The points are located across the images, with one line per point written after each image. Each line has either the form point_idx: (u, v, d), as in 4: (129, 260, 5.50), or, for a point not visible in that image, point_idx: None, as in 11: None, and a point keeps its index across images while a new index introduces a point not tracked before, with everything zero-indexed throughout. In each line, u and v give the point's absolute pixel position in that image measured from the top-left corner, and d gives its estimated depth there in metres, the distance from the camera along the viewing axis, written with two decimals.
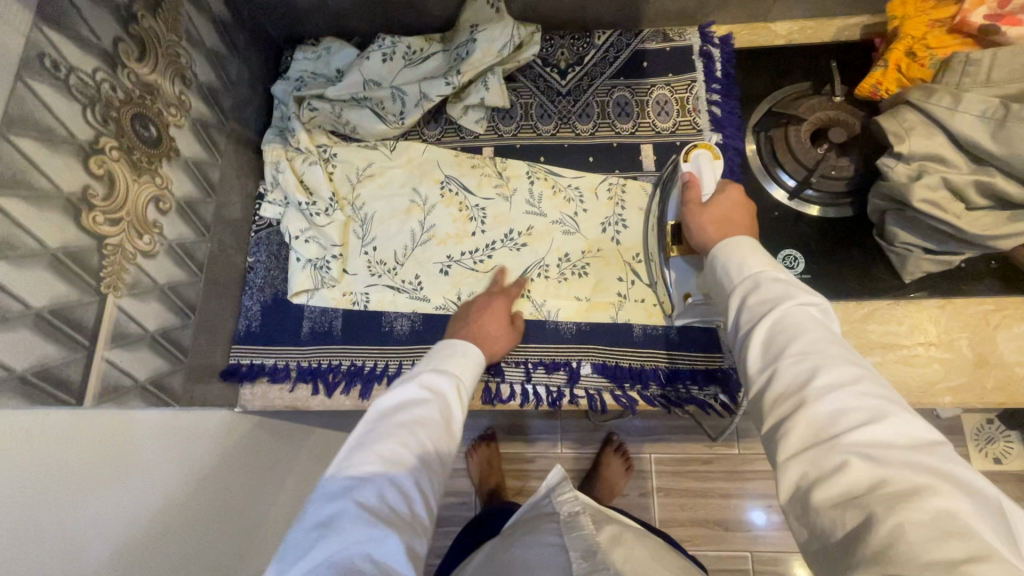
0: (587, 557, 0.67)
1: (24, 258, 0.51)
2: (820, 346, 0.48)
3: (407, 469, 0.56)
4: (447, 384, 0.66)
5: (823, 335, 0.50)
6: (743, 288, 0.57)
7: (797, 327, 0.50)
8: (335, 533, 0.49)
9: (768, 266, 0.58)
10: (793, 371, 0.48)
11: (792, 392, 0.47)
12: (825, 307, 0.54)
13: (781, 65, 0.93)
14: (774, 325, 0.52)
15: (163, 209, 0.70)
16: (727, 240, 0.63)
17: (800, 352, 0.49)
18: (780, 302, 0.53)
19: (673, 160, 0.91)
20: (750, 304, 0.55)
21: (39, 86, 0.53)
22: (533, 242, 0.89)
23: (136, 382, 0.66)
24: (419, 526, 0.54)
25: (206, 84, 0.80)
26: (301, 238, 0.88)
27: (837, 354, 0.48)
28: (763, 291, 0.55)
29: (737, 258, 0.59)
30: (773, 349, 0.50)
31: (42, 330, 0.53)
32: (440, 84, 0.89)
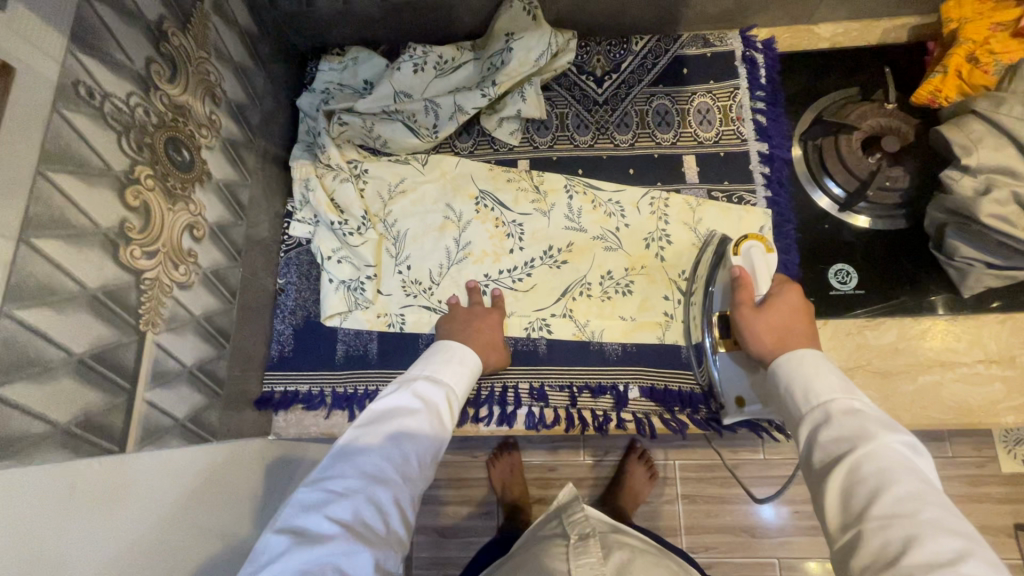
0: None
1: (63, 302, 0.48)
2: (911, 507, 0.42)
3: (389, 485, 0.52)
4: (439, 395, 0.63)
5: (917, 489, 0.43)
6: (812, 427, 0.52)
7: (881, 483, 0.44)
8: (305, 547, 0.46)
9: (840, 393, 0.52)
10: (880, 538, 0.41)
11: (881, 566, 0.40)
12: (914, 448, 0.47)
13: (827, 71, 0.89)
14: (853, 482, 0.45)
15: (197, 236, 0.67)
16: (801, 355, 0.57)
17: (885, 514, 0.42)
18: (860, 444, 0.47)
19: (717, 171, 0.87)
20: (823, 444, 0.49)
21: (73, 117, 0.50)
22: (574, 258, 0.85)
23: (176, 420, 0.63)
24: (395, 542, 0.50)
25: (235, 101, 0.77)
26: (334, 258, 0.85)
27: (934, 516, 0.41)
28: (835, 428, 0.49)
29: (807, 378, 0.54)
30: (854, 504, 0.44)
31: (84, 377, 0.50)
32: (475, 96, 0.85)
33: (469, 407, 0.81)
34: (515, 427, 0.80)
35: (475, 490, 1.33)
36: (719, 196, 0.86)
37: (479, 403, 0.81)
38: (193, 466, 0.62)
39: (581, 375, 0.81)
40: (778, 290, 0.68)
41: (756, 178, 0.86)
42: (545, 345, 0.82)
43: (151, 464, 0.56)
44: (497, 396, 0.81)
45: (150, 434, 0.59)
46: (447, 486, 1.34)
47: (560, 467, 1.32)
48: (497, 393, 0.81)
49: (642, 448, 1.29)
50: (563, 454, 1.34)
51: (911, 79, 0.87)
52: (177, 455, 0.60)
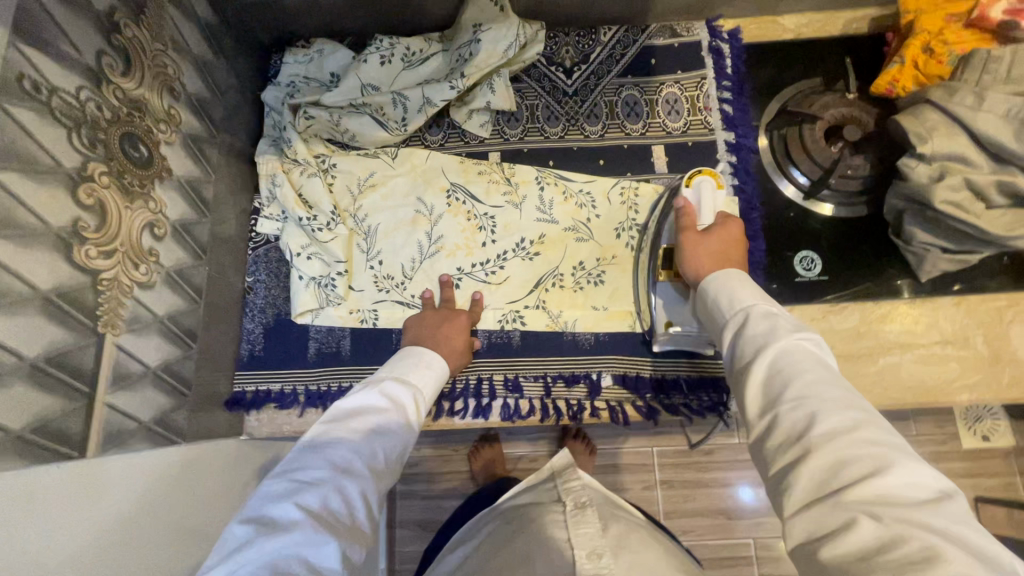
0: (591, 558, 0.65)
1: (14, 305, 0.47)
2: (821, 389, 0.45)
3: (358, 477, 0.52)
4: (407, 395, 0.63)
5: (823, 378, 0.46)
6: (737, 332, 0.55)
7: (798, 375, 0.47)
8: (269, 534, 0.44)
9: (762, 303, 0.56)
10: (793, 418, 0.44)
11: (794, 441, 0.43)
12: (823, 344, 0.51)
13: (791, 61, 0.91)
14: (774, 373, 0.48)
15: (158, 234, 0.66)
16: (730, 275, 0.62)
17: (798, 397, 0.45)
18: (778, 341, 0.50)
19: (685, 161, 0.88)
20: (745, 343, 0.53)
21: (18, 112, 0.48)
22: (546, 250, 0.86)
23: (141, 423, 0.62)
24: (363, 532, 0.50)
25: (195, 94, 0.75)
26: (303, 255, 0.84)
27: (845, 395, 0.45)
28: (756, 327, 0.53)
29: (733, 289, 0.59)
30: (773, 391, 0.47)
31: (39, 382, 0.49)
32: (443, 88, 0.84)
33: (445, 401, 0.81)
34: (490, 419, 0.81)
35: (456, 483, 1.33)
36: None
37: (455, 396, 0.81)
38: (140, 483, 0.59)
39: (555, 365, 0.81)
40: (722, 219, 0.72)
41: (724, 167, 0.87)
42: (519, 337, 0.83)
43: (107, 466, 0.55)
44: (472, 389, 0.81)
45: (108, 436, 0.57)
46: (427, 480, 1.34)
47: (540, 457, 1.34)
48: (472, 386, 0.81)
49: (574, 427, 1.32)
50: (542, 443, 1.36)
51: (871, 69, 0.89)
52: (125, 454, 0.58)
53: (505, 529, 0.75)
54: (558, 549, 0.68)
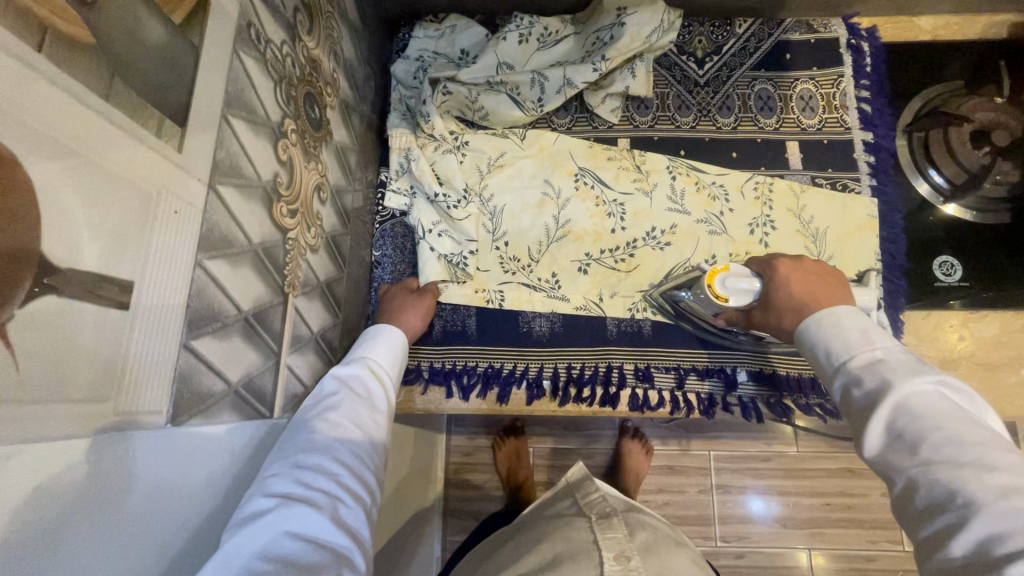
0: (620, 560, 0.63)
1: (237, 255, 0.46)
2: (955, 441, 0.42)
3: (324, 451, 0.50)
4: (353, 371, 0.60)
5: (956, 430, 0.42)
6: (843, 380, 0.51)
7: (926, 429, 0.43)
8: (248, 524, 0.42)
9: (864, 345, 0.52)
10: (931, 484, 0.41)
11: (937, 509, 0.40)
12: (946, 381, 0.47)
13: (931, 63, 0.89)
14: (901, 425, 0.45)
15: (323, 198, 0.65)
16: (834, 315, 0.55)
17: (929, 458, 0.42)
18: (891, 389, 0.46)
19: (820, 158, 0.87)
20: (857, 390, 0.49)
21: (245, 59, 0.47)
22: (678, 241, 0.84)
23: (305, 387, 0.61)
24: (354, 498, 0.48)
25: (348, 59, 0.74)
26: (434, 232, 0.82)
27: (979, 448, 0.41)
28: (872, 377, 0.49)
29: (830, 336, 0.54)
30: (899, 448, 0.44)
31: (248, 335, 0.48)
32: (586, 70, 0.82)
33: (573, 386, 0.80)
34: (618, 408, 0.80)
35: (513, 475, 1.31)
36: (824, 183, 0.86)
37: (583, 382, 0.80)
38: (208, 481, 0.42)
39: (688, 358, 0.80)
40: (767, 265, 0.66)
41: (862, 167, 0.85)
42: (649, 326, 0.82)
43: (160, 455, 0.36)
44: (601, 376, 0.80)
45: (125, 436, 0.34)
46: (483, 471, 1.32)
47: (596, 454, 1.33)
48: (602, 372, 0.80)
49: (633, 427, 1.31)
50: (601, 439, 1.35)
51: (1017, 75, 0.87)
52: (165, 456, 0.37)
53: (528, 538, 0.73)
54: (585, 549, 0.66)
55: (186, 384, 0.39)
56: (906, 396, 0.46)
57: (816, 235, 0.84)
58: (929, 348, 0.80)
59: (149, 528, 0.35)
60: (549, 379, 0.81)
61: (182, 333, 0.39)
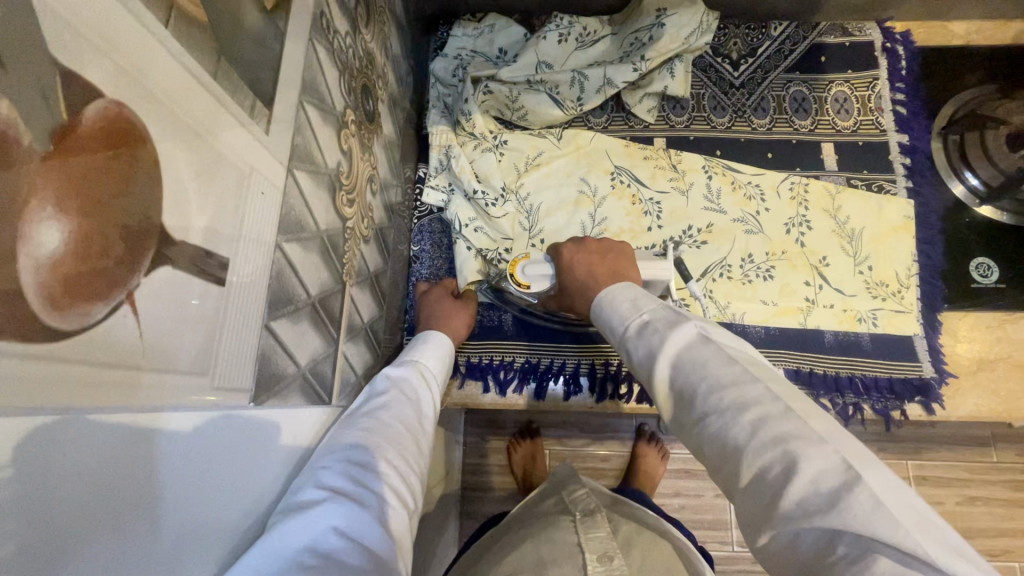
0: (603, 561, 0.63)
1: (308, 240, 0.46)
2: (714, 388, 0.44)
3: (378, 450, 0.47)
4: (401, 373, 0.59)
5: (716, 377, 0.45)
6: (627, 349, 0.53)
7: (697, 381, 0.46)
8: (297, 517, 0.38)
9: (633, 313, 0.54)
10: (711, 440, 0.43)
11: (721, 455, 0.43)
12: (705, 326, 0.50)
13: (965, 68, 0.90)
14: (681, 384, 0.47)
15: (373, 190, 0.65)
16: (610, 295, 0.57)
17: (702, 414, 0.44)
18: (664, 352, 0.49)
19: (856, 160, 0.87)
20: (640, 358, 0.51)
21: (319, 47, 0.48)
22: (714, 239, 0.85)
23: (356, 377, 0.61)
24: (399, 500, 0.44)
25: (394, 56, 0.75)
26: (471, 228, 0.83)
27: (732, 389, 0.43)
28: (646, 343, 0.51)
29: (617, 307, 0.56)
30: (687, 409, 0.46)
31: (314, 321, 0.48)
32: (626, 70, 0.83)
33: (609, 382, 0.80)
34: (655, 405, 0.80)
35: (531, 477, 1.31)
36: (859, 184, 0.86)
37: (619, 378, 0.81)
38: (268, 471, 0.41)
39: None
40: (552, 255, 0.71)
41: (897, 169, 0.86)
42: None
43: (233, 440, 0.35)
44: None
45: (156, 433, 0.28)
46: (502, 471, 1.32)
47: (614, 457, 1.33)
48: None
49: (649, 430, 1.31)
50: (616, 441, 1.34)
51: None
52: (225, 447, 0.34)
53: (514, 537, 0.74)
54: (569, 550, 0.66)
55: (265, 364, 0.40)
56: (676, 353, 0.49)
57: (852, 236, 0.84)
58: (966, 349, 0.80)
59: (177, 543, 0.30)
60: (585, 375, 0.81)
61: (264, 313, 0.39)
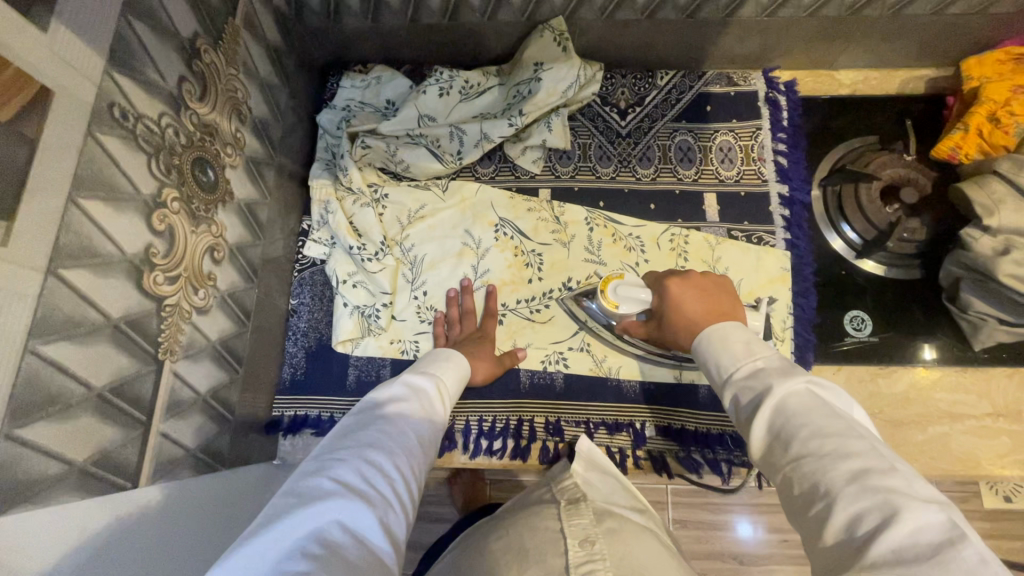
0: (585, 545, 0.51)
1: (87, 334, 0.46)
2: (815, 439, 0.43)
3: (385, 451, 0.51)
4: (428, 384, 0.63)
5: (825, 425, 0.44)
6: (730, 392, 0.52)
7: (795, 429, 0.45)
8: (302, 511, 0.43)
9: (746, 356, 0.53)
10: (803, 483, 0.42)
11: (809, 503, 0.41)
12: (816, 380, 0.48)
13: (848, 118, 0.91)
14: (776, 433, 0.46)
15: (217, 258, 0.65)
16: (714, 328, 0.58)
17: (797, 456, 0.44)
18: (768, 393, 0.48)
19: (737, 211, 0.88)
20: (743, 401, 0.51)
21: (106, 140, 0.48)
22: (593, 291, 0.85)
23: (188, 451, 0.61)
24: (400, 505, 0.48)
25: (259, 117, 0.75)
26: (349, 283, 0.83)
27: (840, 438, 0.43)
28: (751, 384, 0.50)
29: (720, 342, 0.55)
30: (776, 451, 0.46)
31: (100, 412, 0.48)
32: (501, 125, 0.84)
33: (484, 439, 0.80)
34: (528, 461, 0.80)
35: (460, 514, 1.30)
36: (739, 235, 0.87)
37: (494, 435, 0.80)
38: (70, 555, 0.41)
39: (596, 412, 0.81)
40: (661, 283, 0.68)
41: (776, 220, 0.87)
42: (562, 379, 0.82)
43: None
44: (512, 429, 0.80)
45: None
46: None
47: None
48: (512, 425, 0.81)
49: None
50: None
51: (929, 132, 0.89)
52: None
53: (487, 533, 0.60)
54: (553, 538, 0.53)
55: (8, 474, 0.39)
56: (785, 396, 0.47)
57: None
58: None
59: None
60: (460, 431, 0.81)
61: (5, 423, 0.39)
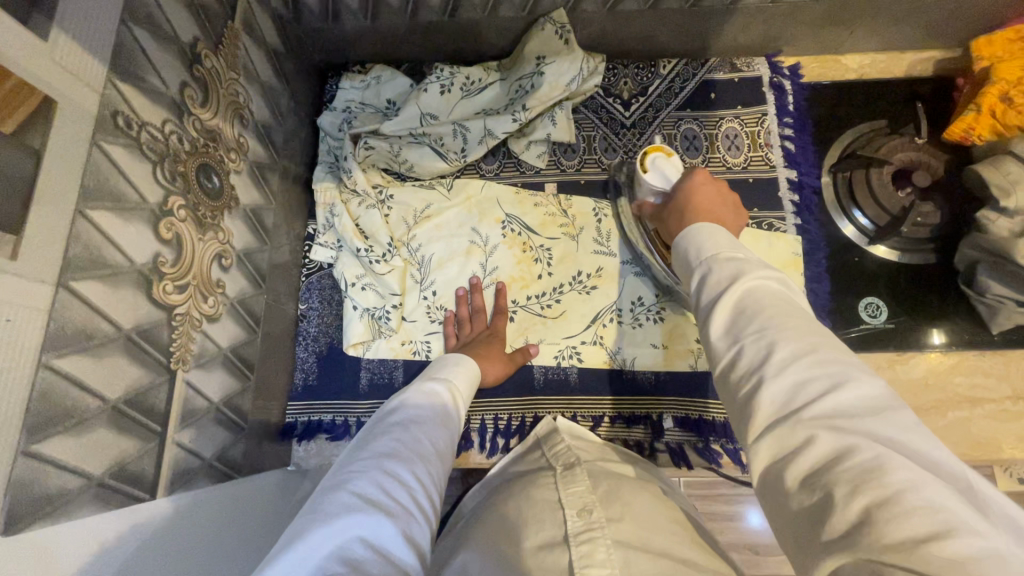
0: (584, 514, 0.48)
1: (100, 347, 0.46)
2: (777, 320, 0.41)
3: (403, 460, 0.50)
4: (439, 391, 0.62)
5: (786, 314, 0.41)
6: (702, 272, 0.49)
7: (755, 309, 0.42)
8: (326, 524, 0.42)
9: (723, 251, 0.49)
10: (753, 348, 0.40)
11: (752, 374, 0.39)
12: (786, 285, 0.46)
13: (855, 102, 0.90)
14: (734, 314, 0.43)
15: (225, 265, 0.65)
16: (703, 227, 0.53)
17: (759, 329, 0.41)
18: (735, 282, 0.45)
19: (746, 199, 0.87)
20: (705, 290, 0.47)
21: (112, 149, 0.47)
22: (603, 284, 0.84)
23: (203, 459, 0.61)
24: (422, 514, 0.47)
25: (261, 120, 0.75)
26: (358, 285, 0.83)
27: (797, 323, 0.40)
28: (721, 272, 0.47)
29: (704, 237, 0.52)
30: (733, 324, 0.43)
31: (116, 425, 0.47)
32: (505, 120, 0.84)
33: (500, 437, 0.80)
34: None
35: None
36: (749, 222, 0.86)
37: (510, 433, 0.80)
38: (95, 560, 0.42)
39: (612, 406, 0.80)
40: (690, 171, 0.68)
41: (787, 206, 0.86)
42: (576, 374, 0.81)
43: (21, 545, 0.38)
44: (528, 427, 0.80)
45: None
46: None
47: None
48: (528, 423, 0.80)
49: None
50: None
51: (938, 113, 0.88)
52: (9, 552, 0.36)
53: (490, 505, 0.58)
54: (550, 508, 0.51)
55: (25, 490, 0.39)
56: (752, 286, 0.44)
57: None
58: None
59: None
60: (476, 430, 0.80)
61: (21, 440, 0.38)
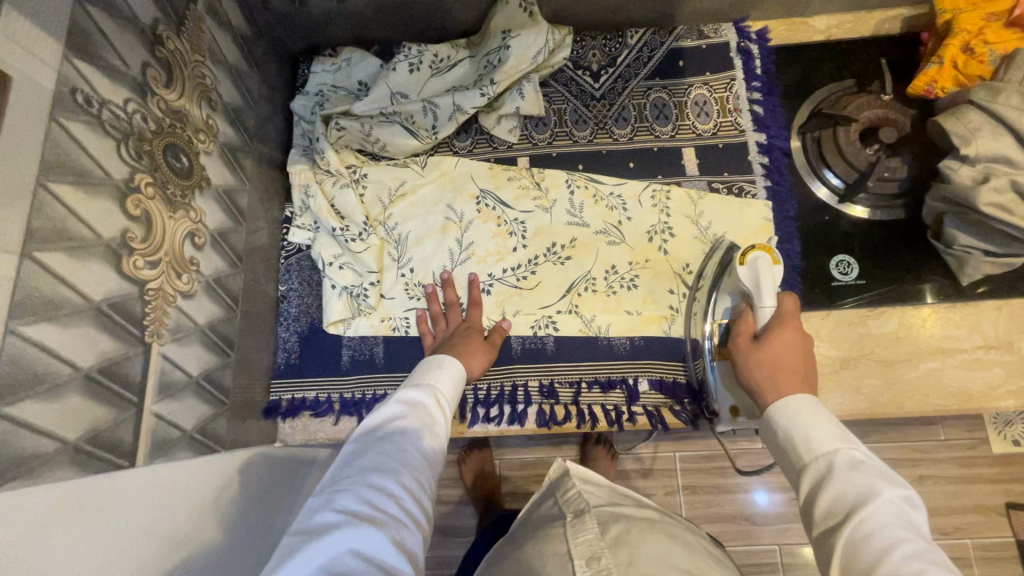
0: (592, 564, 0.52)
1: (70, 316, 0.47)
2: (907, 543, 0.42)
3: (389, 472, 0.51)
4: (425, 396, 0.62)
5: (909, 536, 0.42)
6: (818, 468, 0.50)
7: (879, 529, 0.43)
8: (314, 541, 0.44)
9: (815, 452, 0.51)
10: (881, 574, 0.40)
11: None
12: (909, 496, 0.46)
13: (824, 64, 0.90)
14: (854, 539, 0.44)
15: (198, 244, 0.66)
16: (789, 398, 0.55)
17: (884, 550, 0.42)
18: (860, 499, 0.45)
19: (716, 163, 0.88)
20: (819, 502, 0.48)
21: (72, 125, 0.48)
22: (578, 254, 0.85)
23: (184, 432, 0.62)
24: (413, 521, 0.49)
25: (231, 104, 0.76)
26: (335, 264, 0.84)
27: (931, 554, 0.40)
28: (838, 479, 0.48)
29: (809, 423, 0.52)
30: (856, 558, 0.43)
31: (89, 393, 0.49)
32: (474, 95, 0.84)
33: (480, 407, 0.81)
34: (526, 425, 0.81)
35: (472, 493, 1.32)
36: (720, 187, 0.87)
37: (489, 402, 0.81)
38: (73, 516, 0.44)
39: (589, 371, 0.81)
40: (778, 312, 0.66)
41: (756, 169, 0.87)
42: (552, 342, 0.82)
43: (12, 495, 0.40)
44: (507, 395, 0.81)
45: None
46: None
47: None
48: (508, 391, 0.81)
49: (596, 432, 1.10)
50: (557, 449, 1.17)
51: (905, 71, 0.88)
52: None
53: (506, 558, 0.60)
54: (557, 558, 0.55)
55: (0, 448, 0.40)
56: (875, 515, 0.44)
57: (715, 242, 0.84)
58: (831, 348, 0.80)
59: None
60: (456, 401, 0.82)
61: None
